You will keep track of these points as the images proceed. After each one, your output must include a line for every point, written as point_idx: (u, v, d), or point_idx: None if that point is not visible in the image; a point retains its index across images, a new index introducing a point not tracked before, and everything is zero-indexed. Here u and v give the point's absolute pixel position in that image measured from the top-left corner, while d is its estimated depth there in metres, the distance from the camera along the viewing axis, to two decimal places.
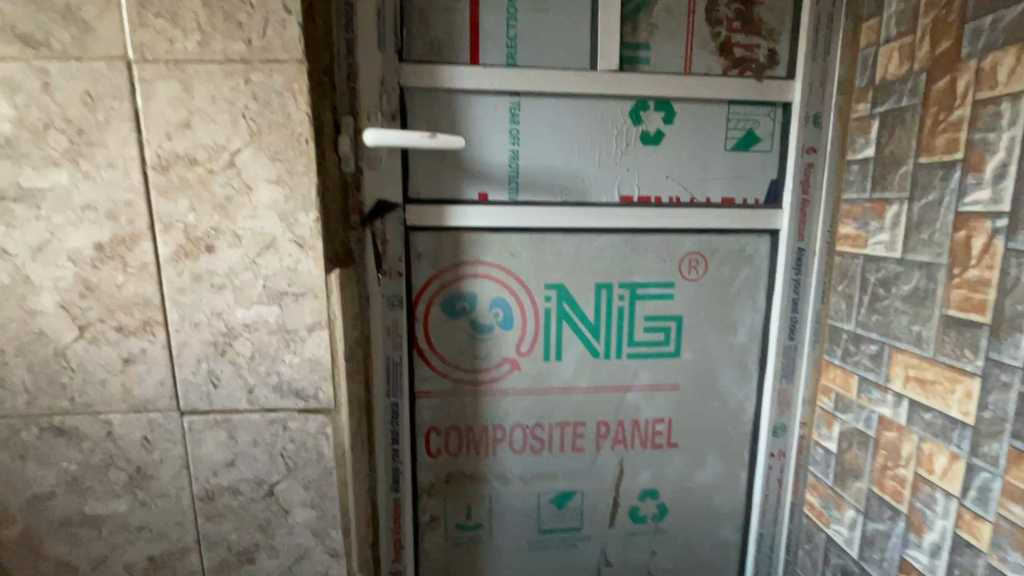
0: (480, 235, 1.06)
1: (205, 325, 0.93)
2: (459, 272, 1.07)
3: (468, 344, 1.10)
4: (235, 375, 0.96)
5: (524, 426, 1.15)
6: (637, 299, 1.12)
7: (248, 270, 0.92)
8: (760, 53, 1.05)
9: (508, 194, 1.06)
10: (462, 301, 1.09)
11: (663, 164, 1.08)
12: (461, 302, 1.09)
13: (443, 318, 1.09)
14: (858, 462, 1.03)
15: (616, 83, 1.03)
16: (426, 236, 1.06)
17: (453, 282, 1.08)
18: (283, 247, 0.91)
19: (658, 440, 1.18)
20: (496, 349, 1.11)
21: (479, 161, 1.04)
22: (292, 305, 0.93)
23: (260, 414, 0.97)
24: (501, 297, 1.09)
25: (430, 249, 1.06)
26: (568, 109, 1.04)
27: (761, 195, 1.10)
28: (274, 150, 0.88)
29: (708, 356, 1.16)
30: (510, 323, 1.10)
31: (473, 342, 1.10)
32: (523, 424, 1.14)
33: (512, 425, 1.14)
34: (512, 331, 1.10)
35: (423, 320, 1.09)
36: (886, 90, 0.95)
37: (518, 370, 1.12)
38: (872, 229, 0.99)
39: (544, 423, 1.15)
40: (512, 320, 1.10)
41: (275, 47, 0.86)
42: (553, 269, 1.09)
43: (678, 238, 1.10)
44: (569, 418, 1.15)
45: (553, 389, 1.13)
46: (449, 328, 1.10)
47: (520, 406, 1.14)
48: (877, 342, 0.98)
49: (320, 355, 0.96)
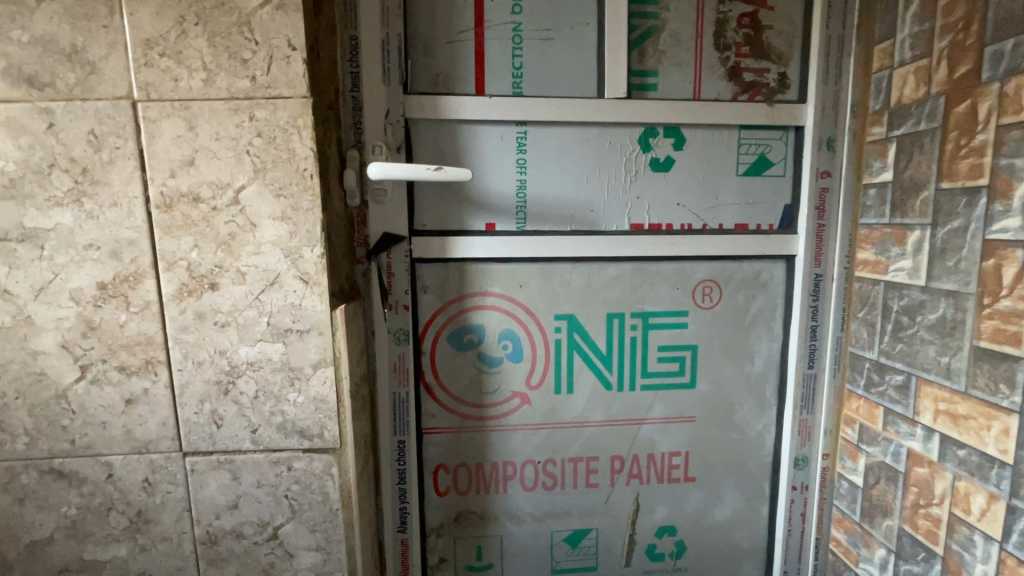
0: (487, 266, 1.04)
1: (208, 364, 0.91)
2: (466, 304, 1.05)
3: (476, 378, 1.07)
4: (238, 415, 0.93)
5: (535, 462, 1.11)
6: (649, 329, 1.09)
7: (252, 307, 0.90)
8: (770, 77, 1.04)
9: (516, 224, 1.04)
10: (470, 334, 1.06)
11: (673, 191, 1.06)
12: (469, 335, 1.06)
13: (451, 351, 1.07)
14: (887, 499, 0.98)
15: (625, 110, 1.01)
16: (433, 268, 1.04)
17: (461, 314, 1.06)
18: (288, 283, 0.90)
19: (675, 474, 1.14)
20: (506, 382, 1.08)
21: (486, 191, 1.03)
22: (296, 343, 0.91)
23: (263, 454, 0.94)
24: (510, 329, 1.07)
25: (437, 281, 1.04)
26: (575, 137, 1.03)
27: (775, 221, 1.08)
28: (278, 186, 0.87)
29: (724, 386, 1.12)
30: (520, 356, 1.07)
31: (482, 375, 1.07)
32: (534, 460, 1.11)
33: (523, 461, 1.11)
34: (522, 364, 1.08)
35: (431, 353, 1.06)
36: (902, 114, 0.93)
37: (529, 404, 1.09)
38: (893, 255, 0.96)
39: (556, 458, 1.11)
40: (521, 352, 1.07)
41: (280, 83, 0.85)
42: (563, 299, 1.06)
43: (690, 265, 1.07)
44: (581, 453, 1.12)
45: (565, 423, 1.10)
46: (457, 361, 1.07)
47: (531, 441, 1.10)
48: (902, 372, 0.94)
49: (325, 393, 0.93)
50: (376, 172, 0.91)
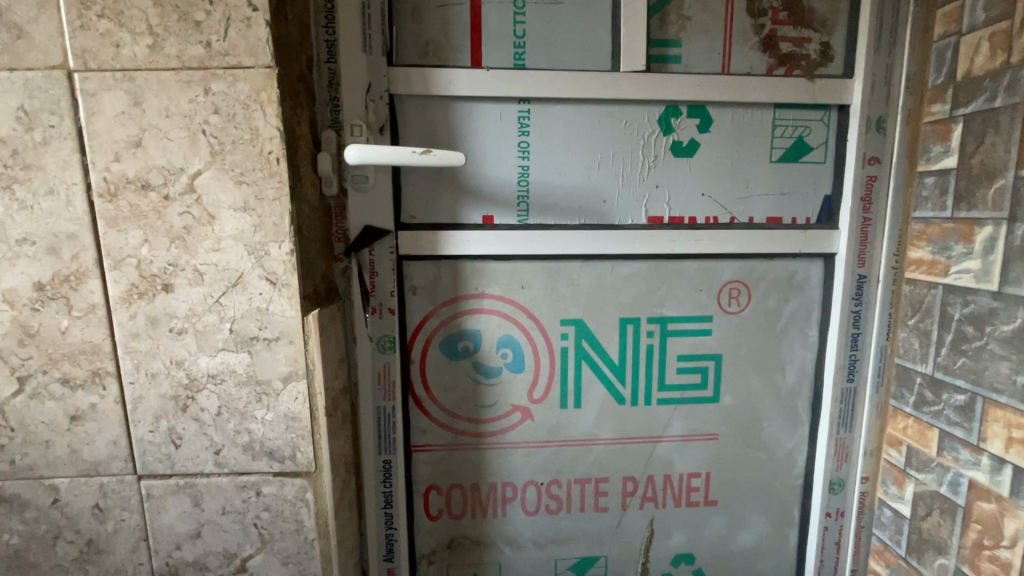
0: (484, 265, 0.92)
1: (163, 377, 0.80)
2: (460, 307, 0.93)
3: (472, 391, 0.95)
4: (199, 434, 0.82)
5: (537, 483, 0.99)
6: (668, 336, 0.96)
7: (212, 312, 0.78)
8: (811, 48, 0.90)
9: (517, 217, 0.91)
10: (464, 340, 0.94)
11: (697, 179, 0.92)
12: (464, 341, 0.94)
13: (444, 360, 0.95)
14: (941, 534, 0.86)
15: (643, 85, 0.88)
16: (422, 267, 0.91)
17: (455, 319, 0.93)
18: (252, 284, 0.78)
19: (694, 497, 1.02)
20: (505, 395, 0.96)
21: (483, 178, 0.90)
22: (263, 353, 0.80)
23: (228, 477, 0.83)
24: (510, 335, 0.94)
25: (427, 281, 0.92)
26: (585, 117, 0.90)
27: (813, 214, 0.94)
28: (239, 171, 0.75)
29: (752, 401, 0.99)
30: (521, 365, 0.95)
31: (478, 388, 0.95)
32: (537, 481, 0.99)
33: (523, 482, 0.99)
34: (523, 375, 0.95)
35: (421, 362, 0.94)
36: (972, 89, 0.79)
37: (531, 420, 0.97)
38: (955, 254, 0.82)
39: (561, 479, 0.99)
40: (523, 362, 0.95)
41: (238, 50, 0.72)
42: (570, 302, 0.94)
43: (715, 264, 0.94)
44: (590, 474, 1.00)
45: (571, 441, 0.98)
46: (450, 372, 0.95)
47: (533, 461, 0.98)
48: (964, 391, 0.81)
49: (297, 410, 0.81)
50: (354, 156, 0.79)
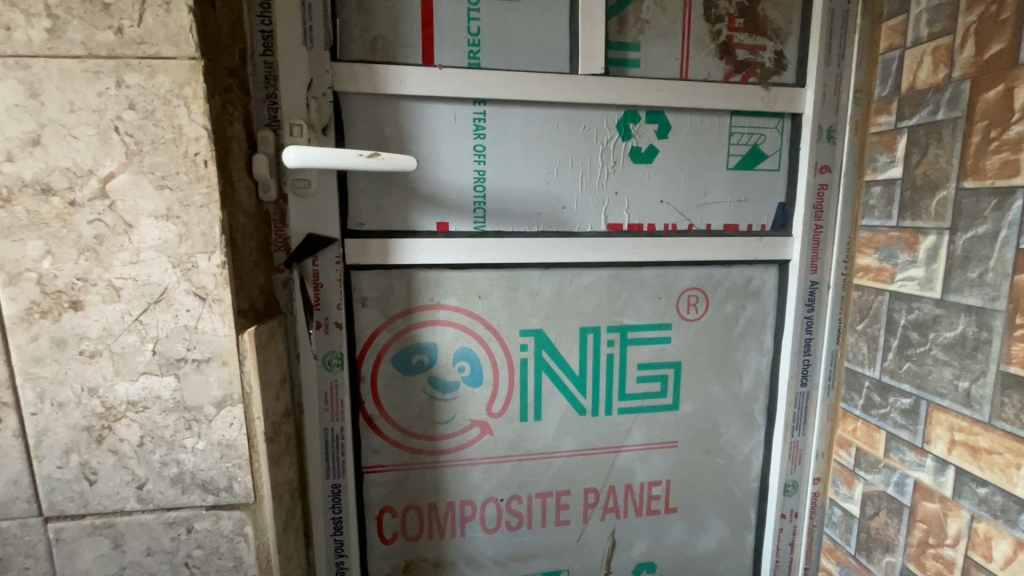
0: (438, 274, 0.87)
1: (73, 406, 0.71)
2: (414, 319, 0.88)
3: (427, 407, 0.91)
4: (117, 467, 0.73)
5: (497, 499, 0.95)
6: (628, 345, 0.95)
7: (132, 331, 0.70)
8: (766, 56, 0.90)
9: (473, 224, 0.87)
10: (419, 355, 0.89)
11: (656, 186, 0.91)
12: (418, 355, 0.89)
13: (397, 376, 0.89)
14: (889, 532, 0.88)
15: (602, 89, 0.85)
16: (372, 277, 0.86)
17: (409, 332, 0.88)
18: (178, 300, 0.70)
19: (655, 505, 1.01)
20: (463, 410, 0.91)
21: (436, 183, 0.85)
22: (193, 376, 0.72)
23: (154, 514, 0.75)
24: (467, 348, 0.90)
25: (377, 292, 0.86)
26: (543, 120, 0.86)
27: (768, 221, 0.95)
28: (161, 175, 0.67)
29: (710, 408, 0.99)
30: (480, 379, 0.91)
31: (434, 403, 0.91)
32: (496, 498, 0.95)
33: (482, 499, 0.95)
34: (482, 388, 0.91)
35: (372, 379, 0.89)
36: (916, 101, 0.82)
37: (490, 435, 0.93)
38: (900, 262, 0.85)
39: (522, 495, 0.96)
40: (481, 375, 0.91)
41: (156, 38, 0.64)
42: (529, 312, 0.91)
43: (674, 272, 0.93)
44: (550, 488, 0.97)
45: (531, 455, 0.95)
46: (404, 388, 0.90)
47: (493, 477, 0.94)
48: (910, 395, 0.84)
49: (232, 437, 0.74)
50: (294, 159, 0.72)
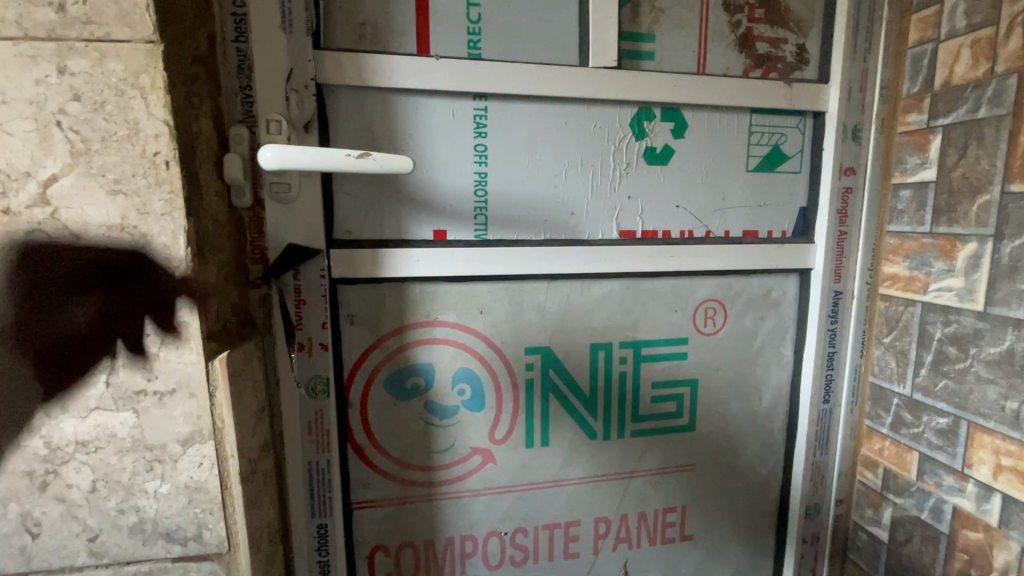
0: (435, 288, 0.78)
1: (10, 449, 0.60)
2: (408, 339, 0.79)
3: (423, 434, 0.82)
4: (65, 518, 0.63)
5: (501, 533, 0.87)
6: (641, 362, 0.87)
7: (81, 361, 0.60)
8: (787, 49, 0.83)
9: (473, 232, 0.79)
10: (414, 377, 0.80)
11: (671, 189, 0.84)
12: (414, 378, 0.80)
13: (390, 401, 0.80)
14: (923, 561, 0.82)
15: (615, 83, 0.78)
16: (361, 292, 0.77)
17: (403, 353, 0.79)
18: (136, 324, 0.60)
19: (669, 533, 0.94)
20: (463, 437, 0.83)
21: (433, 187, 0.77)
22: (154, 411, 0.62)
23: (110, 569, 0.65)
24: (468, 368, 0.81)
25: (367, 309, 0.77)
26: (549, 118, 0.79)
27: (788, 227, 0.88)
28: (112, 177, 0.57)
29: (727, 428, 0.92)
30: (481, 403, 0.83)
31: (431, 431, 0.82)
32: (500, 531, 0.87)
33: (485, 534, 0.86)
34: (484, 412, 0.83)
35: (362, 405, 0.79)
36: (952, 98, 0.76)
37: (493, 463, 0.85)
38: (934, 271, 0.79)
39: (527, 527, 0.88)
40: (483, 399, 0.83)
41: (106, 17, 0.55)
42: (535, 328, 0.83)
43: (691, 283, 0.86)
44: (558, 519, 0.89)
45: (538, 484, 0.87)
46: (397, 414, 0.81)
47: (496, 509, 0.86)
48: (947, 414, 0.78)
49: (202, 479, 0.64)
50: (270, 157, 0.63)
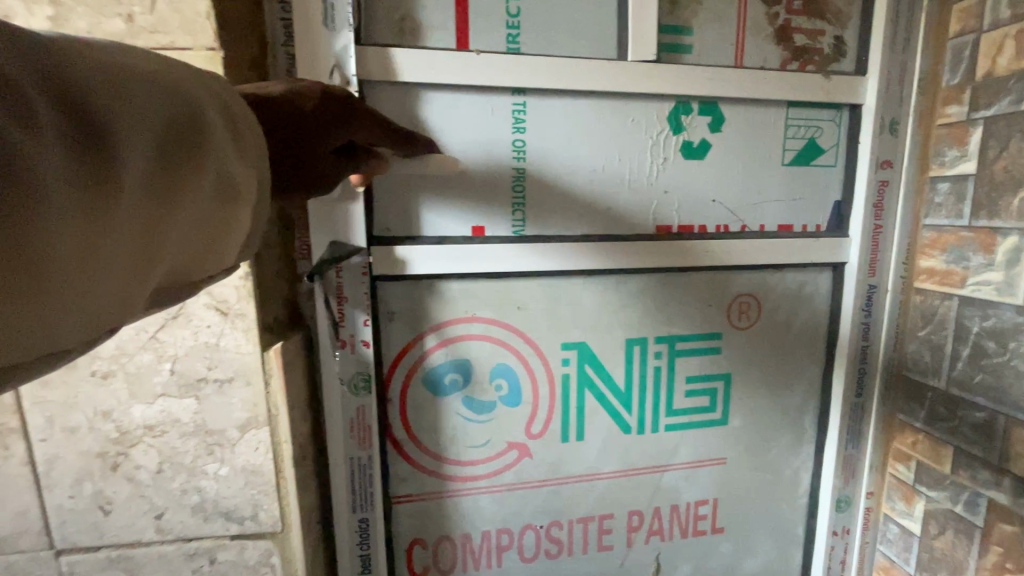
0: (473, 285, 0.81)
1: (85, 432, 0.65)
2: (446, 336, 0.82)
3: (459, 429, 0.85)
4: (134, 497, 0.67)
5: (536, 527, 0.90)
6: (676, 357, 0.89)
7: (148, 350, 0.64)
8: (824, 41, 0.83)
9: (511, 228, 0.81)
10: (451, 373, 0.83)
11: (707, 184, 0.85)
12: (451, 374, 0.83)
13: (427, 396, 0.83)
14: (956, 554, 0.83)
15: (652, 77, 0.78)
16: (402, 288, 0.80)
17: (440, 350, 0.82)
18: (198, 316, 0.64)
19: (702, 526, 0.96)
20: (500, 431, 0.86)
21: (472, 183, 0.79)
22: (214, 397, 0.66)
23: (174, 545, 0.69)
24: (504, 365, 0.84)
25: (407, 306, 0.80)
26: (586, 113, 0.80)
27: (823, 221, 0.89)
28: None
29: (759, 420, 0.93)
30: (517, 398, 0.85)
31: (467, 425, 0.85)
32: (535, 524, 0.90)
33: (521, 527, 0.89)
34: (520, 408, 0.85)
35: (400, 400, 0.83)
36: (994, 90, 0.75)
37: (529, 457, 0.87)
38: (973, 265, 0.79)
39: (562, 521, 0.90)
40: (519, 394, 0.85)
41: (170, 26, 0.58)
42: (571, 324, 0.85)
43: (726, 277, 0.87)
44: (592, 512, 0.91)
45: (572, 479, 0.89)
46: (435, 408, 0.84)
47: (531, 502, 0.89)
48: (984, 408, 0.78)
49: (259, 463, 0.68)
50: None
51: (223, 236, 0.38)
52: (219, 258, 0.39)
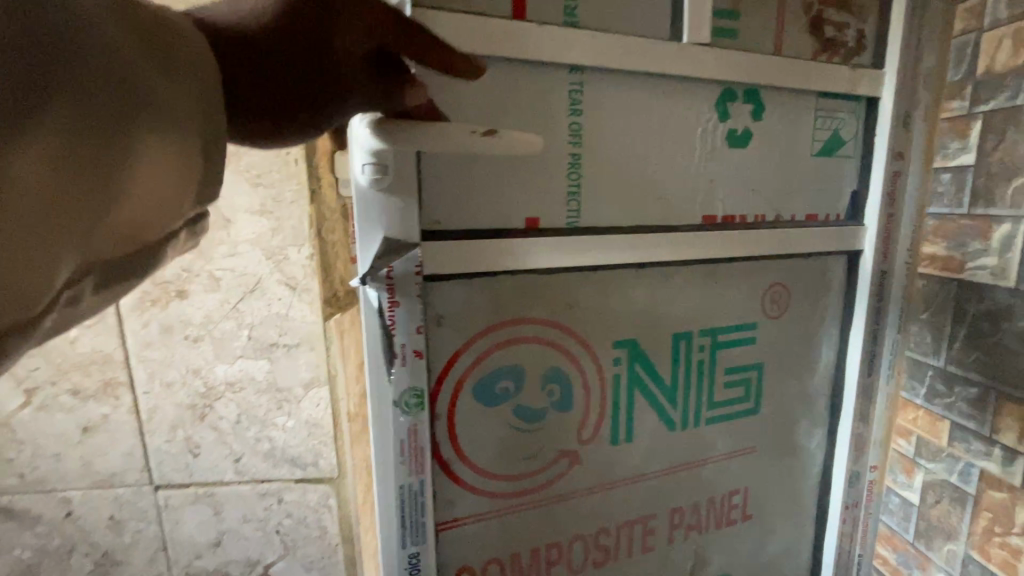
0: (526, 278, 0.72)
1: (179, 386, 0.77)
2: (495, 337, 0.72)
3: (511, 441, 0.75)
4: (217, 443, 0.80)
5: (584, 536, 0.82)
6: (718, 348, 0.86)
7: (229, 319, 0.76)
8: (849, 34, 0.84)
9: (565, 221, 0.73)
10: (502, 381, 0.73)
11: (746, 174, 0.82)
12: (501, 383, 0.73)
13: (477, 408, 0.72)
14: (950, 521, 0.89)
15: (701, 63, 0.74)
16: (451, 287, 0.69)
17: (490, 356, 0.72)
18: (272, 290, 0.75)
19: (733, 516, 0.93)
20: (552, 441, 0.77)
21: (533, 162, 0.69)
22: (284, 359, 0.78)
23: (249, 485, 0.82)
24: (557, 367, 0.76)
25: (457, 307, 0.69)
26: (642, 96, 0.74)
27: (843, 209, 0.90)
28: (256, 173, 0.72)
29: (782, 407, 0.93)
30: (570, 404, 0.78)
31: (517, 436, 0.75)
32: (583, 535, 0.82)
33: (569, 539, 0.81)
34: (573, 413, 0.78)
35: (448, 416, 0.71)
36: (993, 86, 0.81)
37: (579, 466, 0.80)
38: (971, 251, 0.85)
39: (609, 527, 0.83)
40: (571, 399, 0.78)
41: None
42: (621, 320, 0.79)
43: (761, 268, 0.86)
44: (635, 517, 0.85)
45: (620, 482, 0.83)
46: (485, 422, 0.73)
47: (580, 512, 0.81)
48: (978, 384, 0.84)
49: (320, 416, 0.80)
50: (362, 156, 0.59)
51: (163, 202, 0.33)
52: (167, 219, 0.35)
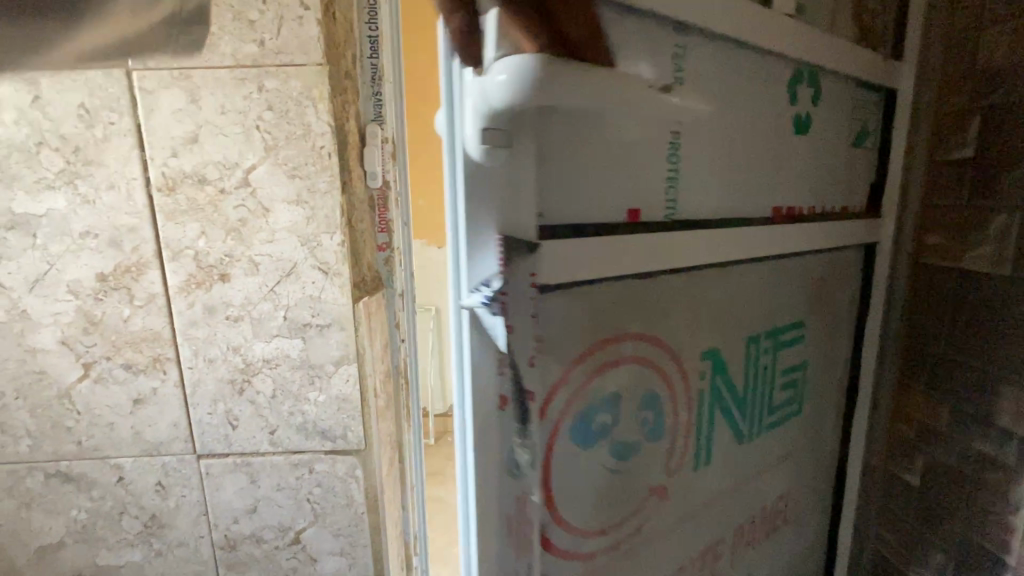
0: (613, 282, 0.51)
1: (221, 362, 0.84)
2: (596, 356, 0.51)
3: (608, 491, 0.55)
4: (254, 415, 0.86)
5: None
6: (779, 349, 0.76)
7: (267, 300, 0.82)
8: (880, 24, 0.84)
9: (665, 211, 0.54)
10: (602, 413, 0.53)
11: (807, 163, 0.73)
12: (601, 415, 0.53)
13: (574, 456, 0.50)
14: None
15: (788, 32, 0.62)
16: (557, 302, 0.47)
17: (591, 382, 0.51)
18: (306, 274, 0.82)
19: (778, 521, 0.86)
20: (644, 478, 0.59)
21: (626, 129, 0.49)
22: (316, 339, 0.84)
23: (282, 456, 0.88)
24: (653, 388, 0.58)
25: (558, 328, 0.47)
26: (734, 67, 0.58)
27: (864, 201, 0.88)
28: (292, 166, 0.78)
29: (817, 403, 0.89)
30: (663, 432, 0.60)
31: (610, 484, 0.55)
32: None
33: None
34: (664, 443, 0.60)
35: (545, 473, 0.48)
36: None
37: (668, 504, 0.63)
38: None
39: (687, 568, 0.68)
40: (665, 426, 0.60)
41: (291, 48, 0.75)
42: (705, 325, 0.63)
43: (809, 260, 0.78)
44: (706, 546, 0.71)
45: (697, 510, 0.67)
46: (580, 472, 0.51)
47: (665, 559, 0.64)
48: None
49: (348, 392, 0.86)
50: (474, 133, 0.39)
51: None
52: None
